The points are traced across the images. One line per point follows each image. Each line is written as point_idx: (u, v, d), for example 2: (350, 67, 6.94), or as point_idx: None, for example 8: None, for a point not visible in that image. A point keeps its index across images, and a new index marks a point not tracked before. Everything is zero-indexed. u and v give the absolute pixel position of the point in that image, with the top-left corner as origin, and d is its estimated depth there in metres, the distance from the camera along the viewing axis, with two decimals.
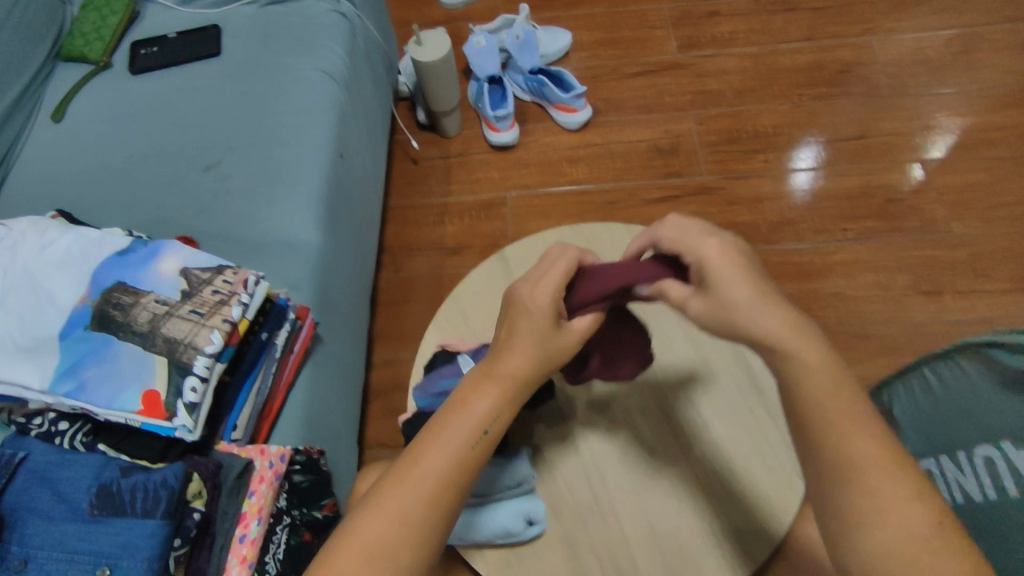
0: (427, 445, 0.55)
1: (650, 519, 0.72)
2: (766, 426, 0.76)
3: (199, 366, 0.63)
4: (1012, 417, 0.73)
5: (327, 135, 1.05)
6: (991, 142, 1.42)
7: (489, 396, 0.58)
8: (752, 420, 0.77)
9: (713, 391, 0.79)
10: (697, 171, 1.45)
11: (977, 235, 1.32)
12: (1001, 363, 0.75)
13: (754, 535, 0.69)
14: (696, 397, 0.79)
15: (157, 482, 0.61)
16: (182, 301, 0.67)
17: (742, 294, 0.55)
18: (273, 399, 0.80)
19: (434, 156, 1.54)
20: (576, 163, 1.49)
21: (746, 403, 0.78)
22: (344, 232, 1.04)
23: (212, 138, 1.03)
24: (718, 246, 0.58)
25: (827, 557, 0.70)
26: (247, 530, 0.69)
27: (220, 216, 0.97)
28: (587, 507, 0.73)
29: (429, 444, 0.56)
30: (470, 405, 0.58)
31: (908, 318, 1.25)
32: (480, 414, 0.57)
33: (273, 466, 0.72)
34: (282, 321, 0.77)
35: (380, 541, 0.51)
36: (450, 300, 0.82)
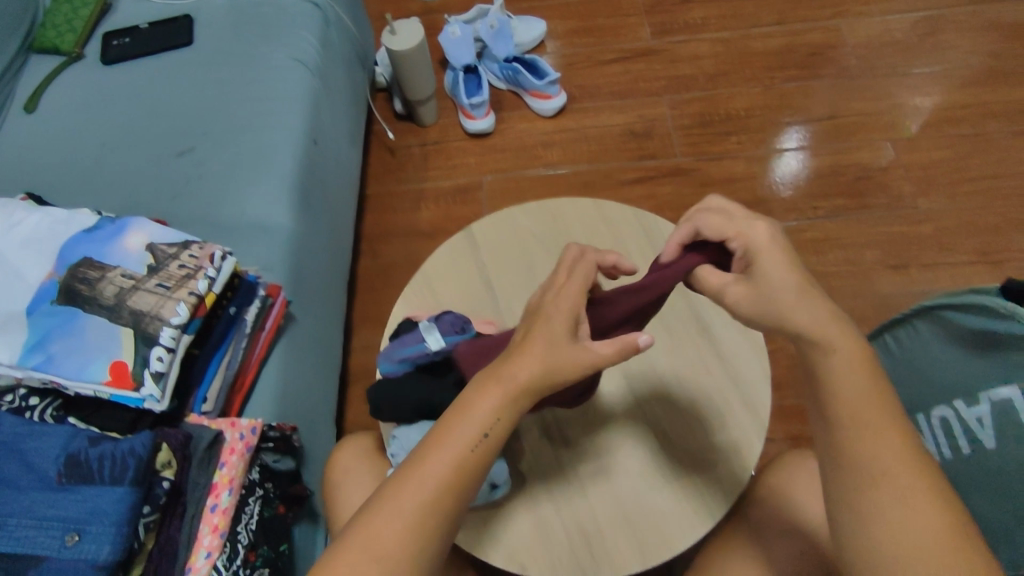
0: (431, 449, 0.56)
1: (615, 483, 0.74)
2: (726, 389, 0.78)
3: (165, 337, 0.65)
4: (967, 376, 0.77)
5: (300, 121, 1.05)
6: (956, 120, 1.45)
7: (492, 397, 0.57)
8: (713, 384, 0.79)
9: (675, 357, 0.81)
10: (671, 154, 1.47)
11: (942, 210, 1.35)
12: (957, 326, 0.78)
13: (715, 496, 0.72)
14: (658, 364, 0.81)
15: (125, 450, 0.62)
16: (149, 275, 0.68)
17: (787, 284, 0.59)
18: (245, 374, 0.81)
19: (412, 145, 1.55)
20: (552, 147, 1.51)
21: (707, 367, 0.80)
22: (318, 216, 1.06)
23: (185, 125, 1.04)
24: (769, 237, 0.62)
25: (787, 510, 0.73)
26: (217, 500, 0.70)
27: (193, 201, 0.97)
28: (556, 482, 0.74)
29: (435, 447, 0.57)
30: (472, 408, 0.57)
31: (875, 291, 1.29)
32: (482, 416, 0.56)
33: (244, 438, 0.74)
34: (252, 297, 0.79)
35: (379, 526, 0.53)
36: (419, 275, 0.83)
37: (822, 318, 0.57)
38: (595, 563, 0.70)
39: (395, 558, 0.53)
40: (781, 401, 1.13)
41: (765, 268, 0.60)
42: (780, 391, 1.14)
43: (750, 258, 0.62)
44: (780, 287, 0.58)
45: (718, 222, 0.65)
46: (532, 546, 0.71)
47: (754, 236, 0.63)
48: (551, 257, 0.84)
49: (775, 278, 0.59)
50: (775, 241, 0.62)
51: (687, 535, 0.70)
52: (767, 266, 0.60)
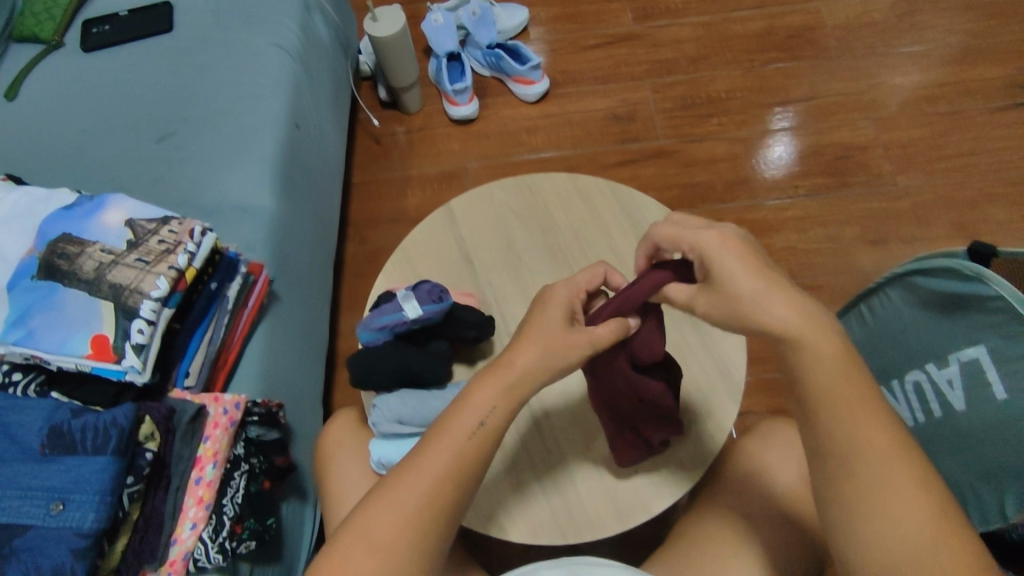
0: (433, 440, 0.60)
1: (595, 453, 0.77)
2: (701, 358, 0.81)
3: (145, 309, 0.66)
4: (937, 339, 0.79)
5: (282, 104, 1.04)
6: (934, 99, 1.47)
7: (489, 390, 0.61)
8: (688, 353, 0.82)
9: None
10: (653, 136, 1.48)
11: (920, 186, 1.38)
12: (926, 291, 0.80)
13: (690, 462, 0.75)
14: None
15: (107, 421, 0.63)
16: (129, 250, 0.69)
17: (750, 286, 0.57)
18: (228, 350, 0.82)
19: (397, 132, 1.55)
20: (535, 132, 1.52)
21: (682, 336, 0.83)
22: (302, 200, 1.05)
23: (166, 109, 1.04)
24: (717, 236, 0.60)
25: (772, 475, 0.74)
26: (202, 473, 0.71)
27: (175, 184, 0.97)
28: (536, 451, 0.77)
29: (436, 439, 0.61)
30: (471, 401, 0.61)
31: (855, 267, 1.31)
32: (479, 408, 0.61)
33: (228, 413, 0.74)
34: (233, 274, 0.80)
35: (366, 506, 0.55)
36: (398, 251, 0.85)
37: (791, 316, 0.56)
38: (577, 531, 0.73)
39: (393, 535, 0.56)
40: (763, 374, 1.15)
41: (723, 279, 0.58)
42: (762, 364, 1.15)
43: (706, 266, 0.59)
44: (740, 293, 0.57)
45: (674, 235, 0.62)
46: (516, 515, 0.74)
47: (706, 244, 0.59)
48: (530, 231, 0.85)
49: (733, 287, 0.57)
50: (727, 241, 0.59)
51: (663, 500, 0.74)
52: (724, 273, 0.58)
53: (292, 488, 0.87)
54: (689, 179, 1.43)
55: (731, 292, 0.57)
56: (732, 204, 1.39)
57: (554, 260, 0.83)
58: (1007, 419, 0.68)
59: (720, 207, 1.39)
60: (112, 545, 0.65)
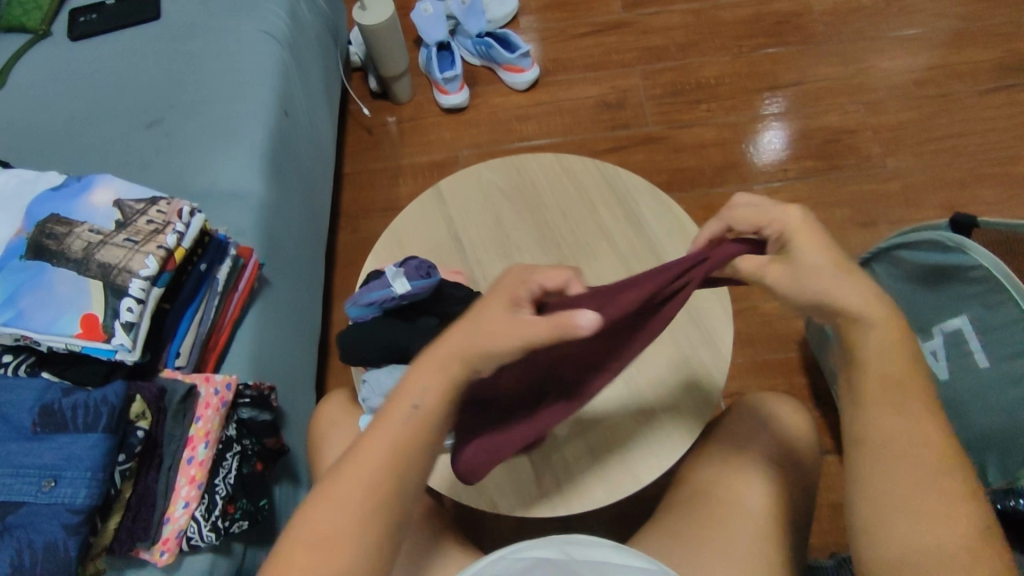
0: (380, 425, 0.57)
1: (584, 426, 0.76)
2: (688, 328, 0.80)
3: (134, 288, 0.66)
4: (921, 312, 0.79)
5: (271, 91, 1.04)
6: (922, 82, 1.47)
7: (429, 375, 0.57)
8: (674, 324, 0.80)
9: None
10: (644, 122, 1.49)
11: (908, 168, 1.39)
12: (909, 265, 0.81)
13: (680, 433, 0.74)
14: None
15: (97, 399, 0.63)
16: (117, 230, 0.70)
17: (823, 259, 0.56)
18: (219, 332, 0.82)
19: (388, 122, 1.55)
20: (526, 120, 1.52)
21: None
22: (292, 186, 1.05)
23: (154, 96, 1.04)
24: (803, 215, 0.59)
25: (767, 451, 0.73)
26: (194, 453, 0.71)
27: (164, 170, 0.97)
28: None
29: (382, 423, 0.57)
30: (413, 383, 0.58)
31: (844, 248, 1.32)
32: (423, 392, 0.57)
33: (219, 393, 0.73)
34: (223, 256, 0.80)
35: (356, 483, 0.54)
36: (388, 232, 0.86)
37: (862, 297, 0.55)
38: (565, 501, 0.72)
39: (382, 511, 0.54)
40: (755, 355, 1.15)
41: (804, 254, 0.57)
42: (754, 345, 1.16)
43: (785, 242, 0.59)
44: (822, 269, 0.56)
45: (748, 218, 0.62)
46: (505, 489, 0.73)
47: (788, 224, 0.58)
48: (518, 211, 0.87)
49: (812, 261, 0.56)
50: (810, 221, 0.58)
51: (653, 472, 0.72)
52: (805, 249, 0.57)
53: (284, 471, 0.87)
54: (679, 164, 1.43)
55: (811, 268, 0.56)
56: (722, 188, 1.40)
57: (542, 238, 0.85)
58: (992, 387, 0.71)
59: (709, 192, 1.40)
60: (104, 522, 0.66)
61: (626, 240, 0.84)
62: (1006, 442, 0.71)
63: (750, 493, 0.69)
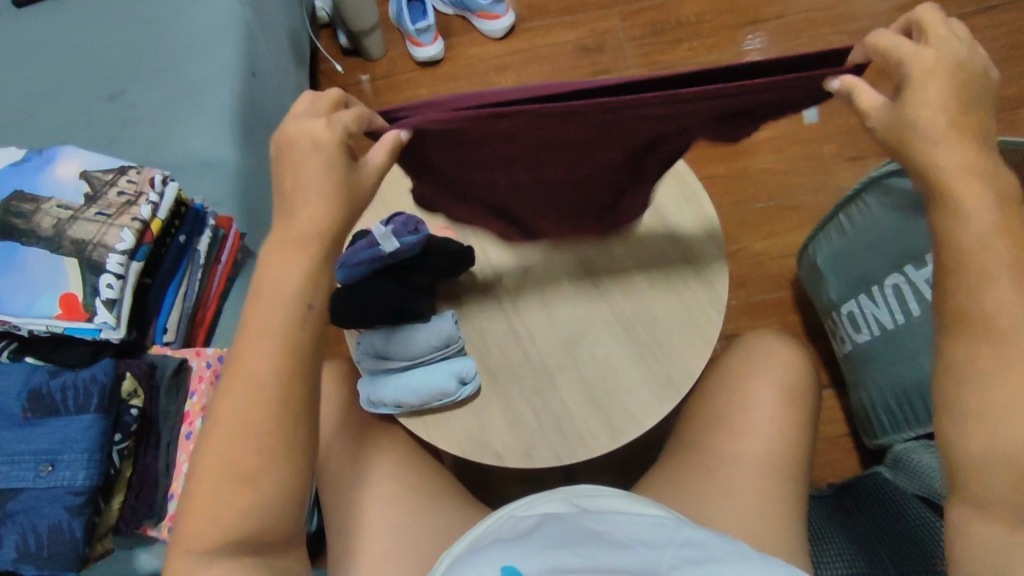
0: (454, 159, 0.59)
1: (582, 372, 0.73)
2: (673, 254, 0.76)
3: (112, 264, 0.64)
4: (921, 237, 0.80)
5: (234, 49, 0.98)
6: (905, 9, 1.43)
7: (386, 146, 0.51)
8: (659, 251, 0.77)
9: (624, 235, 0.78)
10: (624, 66, 1.45)
11: None
12: (900, 190, 0.81)
13: (672, 374, 0.72)
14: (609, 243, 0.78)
15: (87, 378, 0.62)
16: (87, 205, 0.67)
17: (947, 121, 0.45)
18: (205, 307, 0.80)
19: (362, 81, 1.49)
20: (504, 71, 1.47)
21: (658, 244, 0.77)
22: (267, 151, 1.01)
23: (111, 64, 0.98)
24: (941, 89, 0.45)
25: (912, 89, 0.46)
26: (192, 428, 0.70)
27: (131, 143, 0.93)
28: (526, 375, 0.73)
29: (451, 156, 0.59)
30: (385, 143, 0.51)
31: (834, 182, 1.26)
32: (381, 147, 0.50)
33: (211, 366, 0.72)
34: (201, 228, 0.77)
35: None
36: None
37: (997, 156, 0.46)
38: (570, 450, 0.71)
39: None
40: (747, 297, 1.19)
41: (885, 108, 0.47)
42: (746, 288, 1.19)
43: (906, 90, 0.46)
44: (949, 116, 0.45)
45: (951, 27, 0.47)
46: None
47: (906, 53, 0.46)
48: None
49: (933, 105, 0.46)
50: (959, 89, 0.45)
51: (657, 414, 0.71)
52: (915, 96, 0.45)
53: None
54: None
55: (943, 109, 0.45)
56: None
57: None
58: None
59: None
60: (108, 503, 0.65)
61: None
62: None
63: (756, 433, 0.68)
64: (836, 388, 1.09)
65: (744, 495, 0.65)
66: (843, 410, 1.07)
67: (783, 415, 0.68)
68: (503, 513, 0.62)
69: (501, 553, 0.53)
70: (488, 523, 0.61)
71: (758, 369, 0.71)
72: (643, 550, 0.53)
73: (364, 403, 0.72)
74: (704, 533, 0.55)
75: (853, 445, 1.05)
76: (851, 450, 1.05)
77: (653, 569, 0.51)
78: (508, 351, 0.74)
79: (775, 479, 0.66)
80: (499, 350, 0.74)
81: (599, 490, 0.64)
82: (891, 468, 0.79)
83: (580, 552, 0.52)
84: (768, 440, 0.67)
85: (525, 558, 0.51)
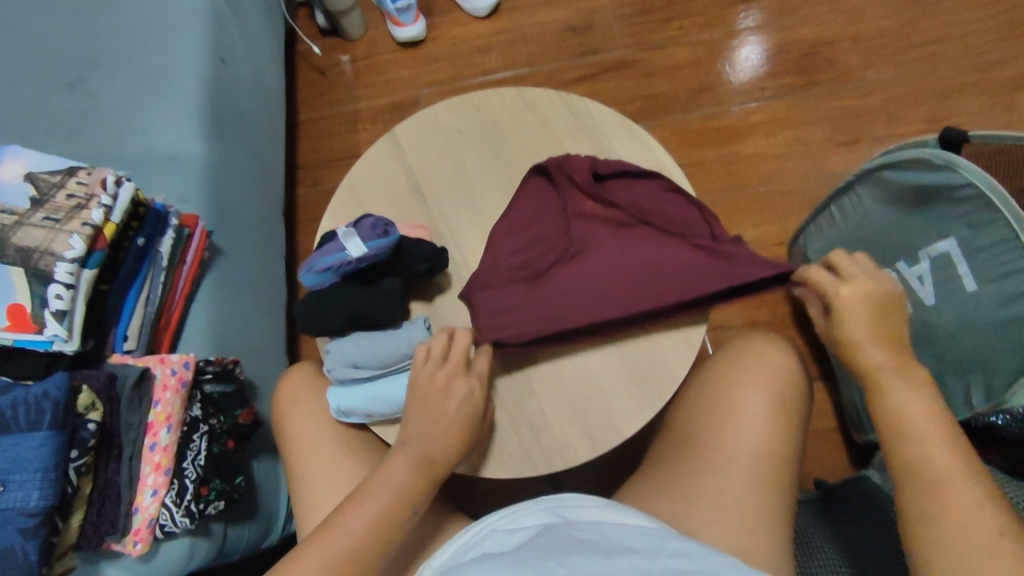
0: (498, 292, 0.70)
1: (574, 397, 0.70)
2: None
3: (61, 274, 0.61)
4: (918, 233, 0.76)
5: (200, 33, 0.93)
6: None
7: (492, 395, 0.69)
8: None
9: None
10: (612, 46, 1.35)
11: (889, 79, 1.26)
12: (897, 183, 0.78)
13: (651, 384, 0.70)
14: None
15: (39, 394, 0.59)
16: (34, 209, 0.64)
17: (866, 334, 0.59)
18: (171, 311, 0.77)
19: (341, 62, 1.43)
20: (488, 52, 1.39)
21: None
22: (239, 143, 0.96)
23: (69, 50, 0.92)
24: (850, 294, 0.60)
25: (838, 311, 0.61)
26: (156, 438, 0.67)
27: (91, 136, 0.88)
28: (525, 410, 0.70)
29: (499, 295, 0.70)
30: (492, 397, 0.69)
31: (828, 169, 1.23)
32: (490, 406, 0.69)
33: (177, 373, 0.69)
34: (164, 227, 0.74)
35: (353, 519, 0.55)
36: (344, 188, 0.80)
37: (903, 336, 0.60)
38: (548, 460, 0.69)
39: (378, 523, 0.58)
40: None
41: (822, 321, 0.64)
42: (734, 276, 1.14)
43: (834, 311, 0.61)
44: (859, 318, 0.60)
45: (855, 261, 0.64)
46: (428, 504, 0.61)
47: (828, 286, 0.62)
48: (480, 153, 0.81)
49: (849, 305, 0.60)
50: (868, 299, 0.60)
51: (636, 422, 0.69)
52: (845, 318, 0.60)
53: (260, 445, 0.83)
54: (651, 90, 1.31)
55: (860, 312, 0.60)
56: (697, 113, 1.29)
57: (509, 182, 0.80)
58: (980, 304, 0.70)
59: (683, 118, 1.29)
60: (66, 521, 0.63)
61: None
62: (989, 358, 0.72)
63: (741, 434, 0.66)
64: (826, 381, 1.07)
65: (729, 508, 0.63)
66: (832, 403, 1.06)
67: (773, 420, 0.66)
68: (487, 526, 0.59)
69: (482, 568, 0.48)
70: (470, 534, 0.59)
71: (748, 373, 0.69)
72: (639, 558, 0.48)
73: (334, 412, 0.70)
74: (698, 545, 0.51)
75: (841, 438, 1.04)
76: (839, 444, 1.03)
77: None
78: (510, 394, 0.70)
79: (763, 492, 0.63)
80: (507, 397, 0.70)
81: (586, 500, 0.61)
82: (879, 473, 0.79)
83: (566, 561, 0.47)
84: (753, 447, 0.65)
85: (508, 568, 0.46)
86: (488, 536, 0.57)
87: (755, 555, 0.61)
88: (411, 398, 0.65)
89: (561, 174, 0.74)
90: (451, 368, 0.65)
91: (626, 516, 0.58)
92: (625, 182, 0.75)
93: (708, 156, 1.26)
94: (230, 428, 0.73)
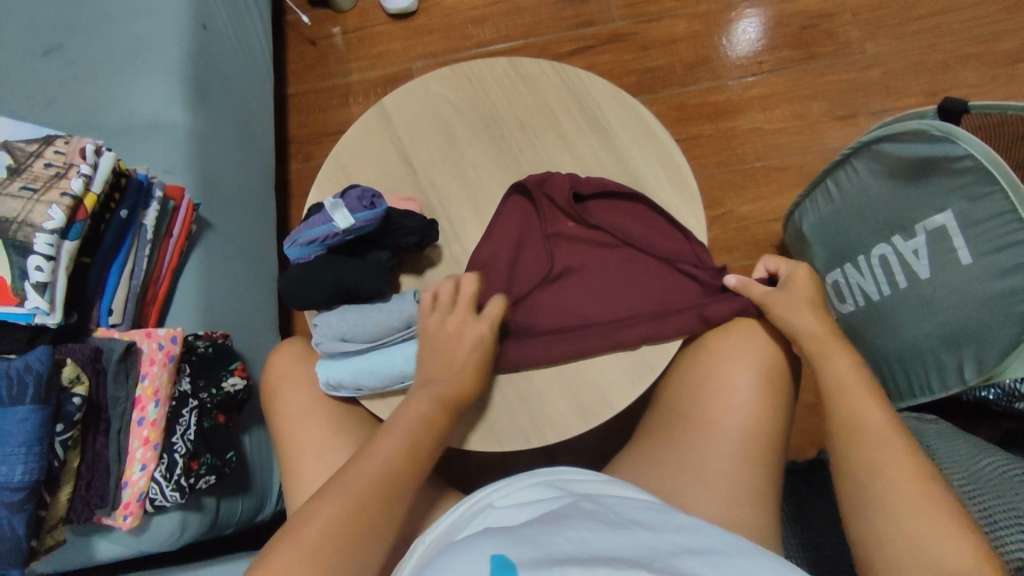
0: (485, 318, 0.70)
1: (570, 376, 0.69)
2: None
3: (40, 245, 0.60)
4: (914, 209, 0.75)
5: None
6: None
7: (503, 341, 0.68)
8: None
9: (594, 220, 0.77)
10: (608, 18, 1.32)
11: (889, 52, 1.24)
12: (894, 156, 0.77)
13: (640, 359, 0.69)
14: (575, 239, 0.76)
15: (20, 367, 0.58)
16: (12, 177, 0.63)
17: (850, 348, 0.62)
18: (158, 285, 0.76)
19: (332, 34, 1.40)
20: (482, 23, 1.36)
21: None
22: (227, 114, 0.94)
23: (49, 16, 0.89)
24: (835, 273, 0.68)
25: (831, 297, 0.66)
26: (144, 413, 0.66)
27: (73, 105, 0.85)
28: (526, 398, 0.69)
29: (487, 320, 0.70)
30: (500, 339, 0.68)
31: (825, 144, 1.21)
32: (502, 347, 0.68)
33: (163, 348, 0.68)
34: (148, 200, 0.73)
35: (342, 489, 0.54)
36: (331, 160, 0.78)
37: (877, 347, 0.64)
38: (540, 433, 0.68)
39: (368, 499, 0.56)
40: (733, 262, 1.17)
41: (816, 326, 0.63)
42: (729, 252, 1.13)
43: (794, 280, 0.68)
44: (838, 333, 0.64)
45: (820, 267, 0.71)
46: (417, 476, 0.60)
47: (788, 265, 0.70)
48: (470, 127, 0.79)
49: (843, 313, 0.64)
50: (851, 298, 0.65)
51: (627, 395, 0.69)
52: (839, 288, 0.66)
53: (252, 419, 0.82)
54: (647, 63, 1.29)
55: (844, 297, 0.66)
56: (695, 87, 1.26)
57: (500, 156, 0.78)
58: (973, 279, 0.70)
59: (681, 92, 1.27)
60: (55, 495, 0.62)
61: (588, 152, 0.78)
62: (982, 333, 0.71)
63: (733, 408, 0.65)
64: None
65: (718, 481, 0.63)
66: None
67: (768, 396, 0.65)
68: (482, 501, 0.59)
69: (482, 540, 0.47)
70: (464, 509, 0.58)
71: (748, 350, 0.67)
72: (640, 531, 0.48)
73: (324, 387, 0.69)
74: (697, 519, 0.51)
75: None
76: None
77: (648, 551, 0.45)
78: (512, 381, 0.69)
79: (755, 466, 0.63)
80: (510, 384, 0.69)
81: (585, 474, 0.61)
82: None
83: (572, 537, 0.46)
84: (745, 418, 0.65)
85: (511, 541, 0.45)
86: (484, 511, 0.57)
87: (746, 526, 0.61)
88: (427, 347, 0.65)
89: (539, 193, 0.74)
90: (460, 314, 0.65)
91: (622, 491, 0.58)
92: (609, 204, 0.75)
93: (705, 130, 1.24)
94: (221, 402, 0.72)
